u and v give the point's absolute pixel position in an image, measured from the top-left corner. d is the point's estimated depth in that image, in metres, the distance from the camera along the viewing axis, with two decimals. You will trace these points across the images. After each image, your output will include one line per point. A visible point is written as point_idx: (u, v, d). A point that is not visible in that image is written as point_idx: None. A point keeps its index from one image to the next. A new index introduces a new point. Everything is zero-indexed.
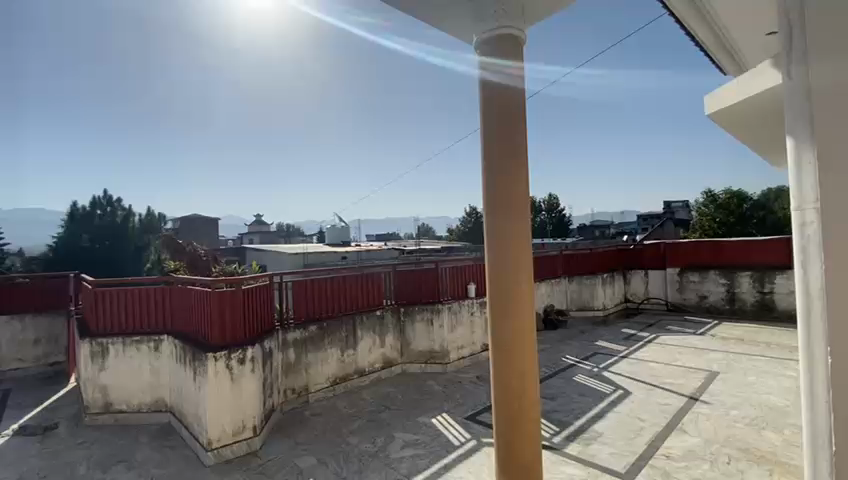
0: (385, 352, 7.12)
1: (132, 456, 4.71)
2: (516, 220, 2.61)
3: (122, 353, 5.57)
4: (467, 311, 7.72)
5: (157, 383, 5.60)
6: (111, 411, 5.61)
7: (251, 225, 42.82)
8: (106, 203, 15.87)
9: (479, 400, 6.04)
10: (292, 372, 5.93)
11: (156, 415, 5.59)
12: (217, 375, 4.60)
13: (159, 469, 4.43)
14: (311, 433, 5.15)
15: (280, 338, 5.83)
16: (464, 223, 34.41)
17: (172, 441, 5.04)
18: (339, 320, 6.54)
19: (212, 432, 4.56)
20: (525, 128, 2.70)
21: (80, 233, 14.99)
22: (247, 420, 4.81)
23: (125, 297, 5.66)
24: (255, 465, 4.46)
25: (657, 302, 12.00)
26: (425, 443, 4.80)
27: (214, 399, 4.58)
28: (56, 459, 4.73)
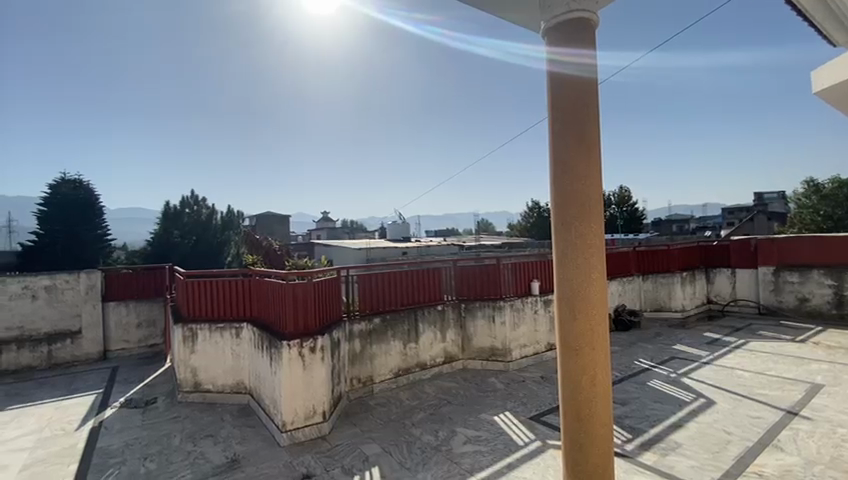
0: (446, 346, 7.16)
1: (218, 432, 5.17)
2: (586, 216, 2.46)
3: (209, 338, 6.13)
4: (531, 308, 7.51)
5: (237, 368, 6.08)
6: (200, 390, 6.21)
7: (318, 222, 45.11)
8: (193, 203, 17.69)
9: (543, 400, 5.86)
10: (357, 362, 6.18)
11: (237, 396, 6.09)
12: (291, 362, 4.89)
13: (240, 445, 4.82)
14: (376, 422, 5.32)
15: (347, 328, 6.09)
16: (527, 218, 33.47)
17: (251, 421, 5.46)
18: (401, 313, 6.67)
19: (286, 414, 4.86)
20: (597, 119, 2.54)
21: (172, 230, 16.75)
22: (317, 406, 5.06)
23: (210, 288, 6.21)
24: (324, 449, 4.70)
25: (746, 304, 10.86)
26: (487, 440, 4.76)
27: (288, 384, 4.88)
28: (156, 430, 5.33)
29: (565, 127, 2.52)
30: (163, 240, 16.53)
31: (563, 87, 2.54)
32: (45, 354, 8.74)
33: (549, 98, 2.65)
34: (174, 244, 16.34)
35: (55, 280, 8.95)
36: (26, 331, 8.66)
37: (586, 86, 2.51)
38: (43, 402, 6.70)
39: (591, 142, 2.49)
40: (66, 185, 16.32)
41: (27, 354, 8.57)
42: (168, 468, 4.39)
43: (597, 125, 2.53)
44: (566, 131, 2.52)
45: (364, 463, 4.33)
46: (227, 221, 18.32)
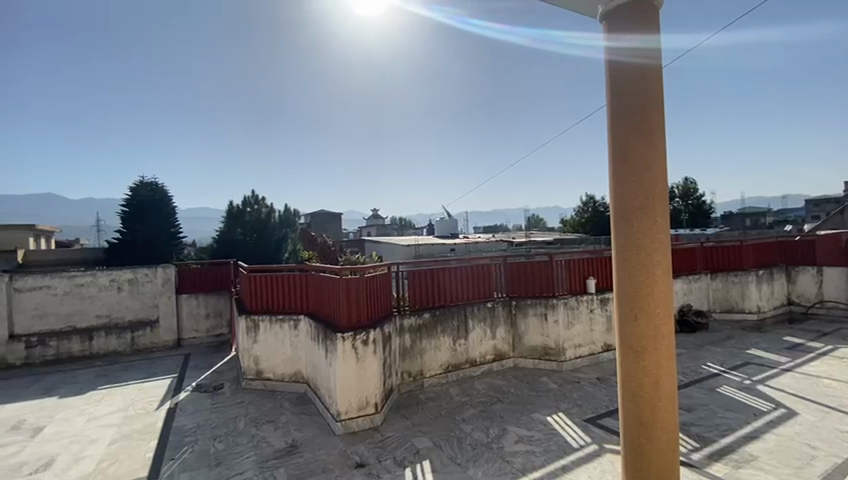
0: (497, 344, 7.07)
1: (278, 418, 5.47)
2: (649, 210, 2.32)
3: (269, 328, 6.48)
4: (586, 307, 7.21)
5: (295, 358, 6.39)
6: (262, 377, 6.60)
7: (368, 219, 46.24)
8: (253, 203, 18.75)
9: (600, 403, 5.62)
10: (408, 356, 6.27)
11: (294, 385, 6.40)
12: (345, 354, 5.05)
13: (298, 431, 5.06)
14: (427, 416, 5.38)
15: (398, 323, 6.20)
16: (580, 213, 32.18)
17: (308, 409, 5.72)
18: (451, 309, 6.67)
19: (341, 404, 5.04)
20: (661, 105, 2.38)
21: (235, 228, 17.90)
22: (370, 397, 5.20)
23: (271, 282, 6.57)
24: (376, 439, 4.83)
25: (835, 307, 9.73)
26: (540, 440, 4.65)
27: (343, 375, 5.05)
28: (223, 413, 5.74)
29: (625, 120, 2.38)
30: (228, 237, 17.70)
31: (622, 78, 2.41)
32: (129, 340, 9.66)
33: (608, 90, 2.53)
34: (237, 242, 17.46)
35: (136, 274, 9.86)
36: (113, 318, 9.62)
37: (648, 74, 2.37)
38: (128, 383, 7.44)
39: (654, 136, 2.34)
40: (144, 188, 17.93)
41: (114, 339, 9.53)
42: (234, 449, 4.70)
43: (660, 113, 2.38)
44: (625, 121, 2.39)
45: (416, 456, 4.40)
46: (285, 219, 19.29)
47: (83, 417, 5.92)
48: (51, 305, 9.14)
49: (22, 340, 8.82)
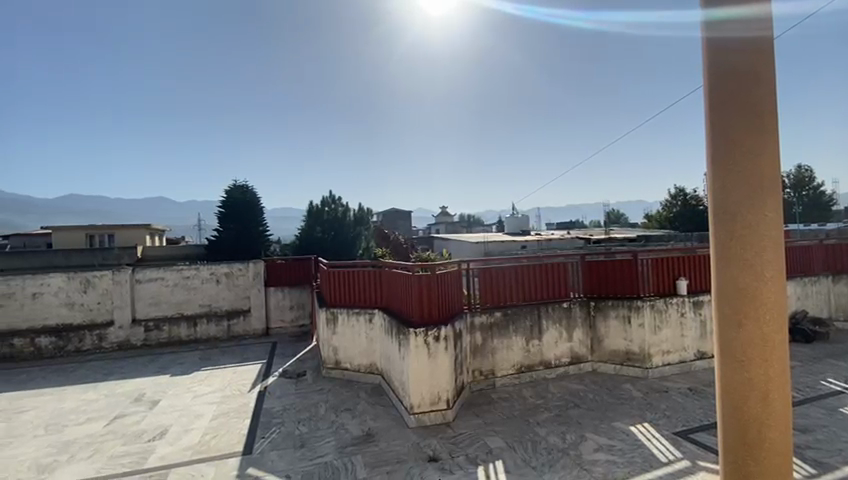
0: (573, 346, 6.76)
1: (355, 407, 5.74)
2: (756, 203, 2.05)
3: (346, 321, 6.83)
4: (676, 310, 6.60)
5: (370, 350, 6.65)
6: (340, 367, 6.98)
7: (438, 216, 46.70)
8: (331, 203, 19.89)
9: (692, 415, 5.11)
10: (479, 354, 6.23)
11: (370, 376, 6.66)
12: (417, 349, 5.16)
13: (373, 421, 5.27)
14: (499, 415, 5.31)
15: (469, 320, 6.18)
16: (667, 208, 29.52)
17: (383, 400, 5.92)
18: (524, 308, 6.49)
19: (414, 398, 5.15)
20: (770, 84, 2.10)
21: (315, 227, 19.12)
22: (442, 393, 5.24)
23: (347, 277, 6.92)
24: (448, 435, 4.86)
25: None
26: (622, 451, 4.36)
27: (415, 369, 5.16)
28: (306, 399, 6.15)
29: (728, 102, 2.11)
30: (308, 234, 18.91)
31: (724, 56, 2.15)
32: (226, 327, 10.75)
33: (705, 71, 2.26)
34: (317, 239, 18.55)
35: (232, 268, 10.93)
36: (212, 308, 10.76)
37: (754, 48, 2.10)
38: (226, 366, 8.29)
39: (765, 121, 2.06)
40: (237, 191, 19.78)
41: (214, 326, 10.66)
42: (316, 433, 5.02)
43: (771, 93, 2.09)
44: (726, 104, 2.12)
45: (488, 456, 4.35)
46: (359, 217, 20.07)
47: (189, 394, 6.72)
48: (164, 295, 10.47)
49: (142, 324, 10.21)
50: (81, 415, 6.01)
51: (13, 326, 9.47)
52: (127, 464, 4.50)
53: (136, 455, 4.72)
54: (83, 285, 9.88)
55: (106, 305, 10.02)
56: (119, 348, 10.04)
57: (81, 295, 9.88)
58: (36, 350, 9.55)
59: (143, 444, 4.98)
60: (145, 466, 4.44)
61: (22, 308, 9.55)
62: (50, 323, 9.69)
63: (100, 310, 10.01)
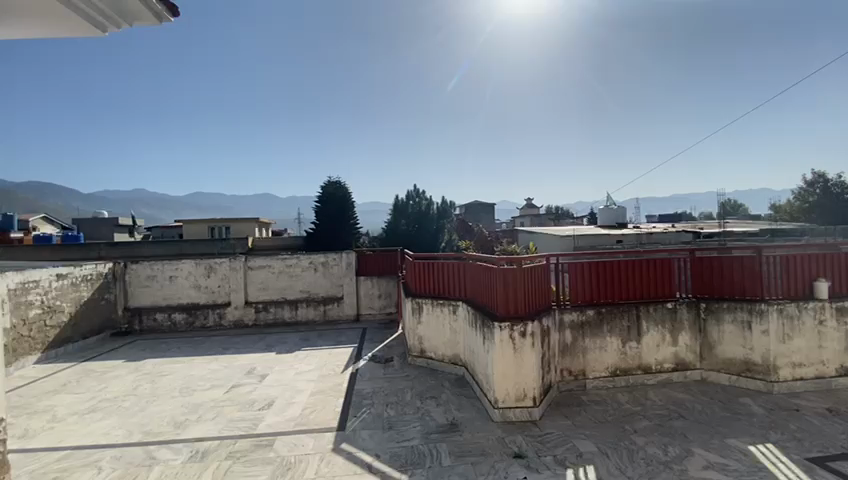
0: (678, 352, 6.11)
1: (440, 396, 5.85)
2: None
3: (431, 311, 6.97)
4: (812, 316, 5.61)
5: (454, 341, 6.69)
6: (425, 356, 7.16)
7: (523, 209, 45.43)
8: (415, 196, 21.54)
9: (832, 441, 4.33)
10: (569, 354, 5.93)
11: (454, 368, 6.71)
12: (502, 344, 5.09)
13: (458, 411, 5.32)
14: (591, 419, 5.02)
15: (557, 317, 5.91)
16: (801, 198, 25.13)
17: (467, 392, 5.95)
18: (620, 308, 6.03)
19: (498, 393, 5.09)
20: None
21: (399, 219, 20.73)
22: (528, 390, 5.10)
23: (432, 268, 7.05)
24: (535, 433, 4.73)
25: None
26: (739, 472, 3.85)
27: (500, 364, 5.09)
28: (394, 384, 6.41)
29: None
30: (396, 228, 20.29)
31: None
32: (322, 311, 11.67)
33: None
34: (403, 231, 19.92)
35: (327, 258, 11.76)
36: (311, 294, 11.72)
37: None
38: (322, 347, 9.00)
39: None
40: (330, 187, 21.26)
41: (312, 310, 11.63)
42: (403, 417, 5.22)
43: None
44: None
45: (578, 459, 4.15)
46: (442, 210, 21.47)
47: (292, 371, 7.42)
48: (271, 281, 11.65)
49: (253, 305, 11.50)
50: (206, 382, 6.98)
51: (156, 303, 11.29)
52: (242, 427, 5.12)
53: (249, 420, 5.35)
54: (207, 270, 11.40)
55: (225, 288, 11.45)
56: (235, 326, 11.44)
57: (206, 279, 11.41)
58: (173, 324, 11.30)
59: (255, 412, 5.62)
60: (256, 431, 5.00)
61: (162, 288, 11.31)
62: (182, 302, 11.37)
63: (220, 292, 11.47)
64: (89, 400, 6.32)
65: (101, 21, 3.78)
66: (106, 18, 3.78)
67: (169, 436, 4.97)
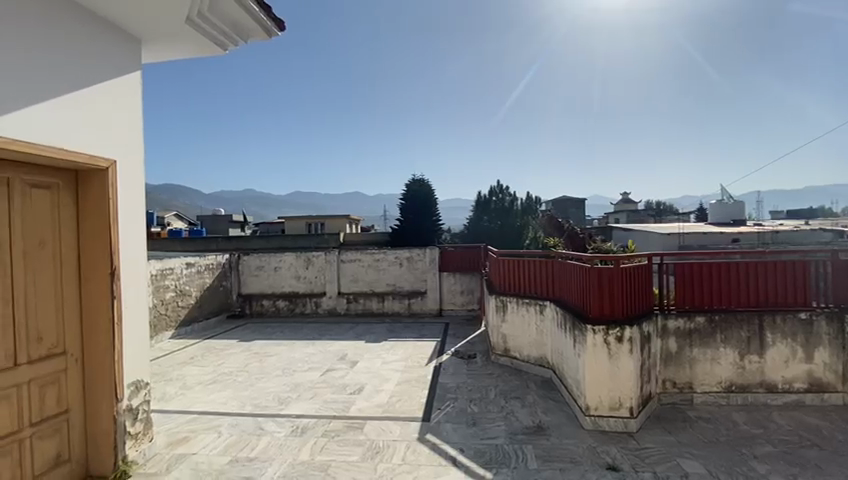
0: (813, 370, 5.21)
1: (525, 397, 5.69)
2: None
3: (517, 310, 6.80)
4: None
5: (540, 342, 6.45)
6: (509, 355, 7.02)
7: (618, 205, 42.31)
8: (498, 192, 20.91)
9: None
10: (673, 364, 5.38)
11: (540, 369, 6.47)
12: (596, 347, 4.78)
13: (545, 415, 5.12)
14: (699, 437, 4.50)
15: (660, 323, 5.37)
16: None
17: (554, 395, 5.70)
18: (737, 316, 5.30)
19: (590, 399, 4.81)
20: None
21: (482, 216, 20.81)
22: (624, 400, 4.74)
23: (519, 266, 6.87)
24: (631, 446, 4.38)
25: None
26: None
27: (593, 369, 4.80)
28: (477, 381, 6.38)
29: None
30: (478, 225, 20.65)
31: None
32: (407, 304, 12.05)
33: None
34: (485, 228, 20.21)
35: (412, 253, 12.09)
36: (397, 287, 12.16)
37: None
38: (407, 339, 9.28)
39: None
40: (415, 184, 21.77)
41: (398, 303, 12.07)
42: (487, 415, 5.18)
43: None
44: None
45: None
46: (527, 206, 20.84)
47: (379, 360, 7.78)
48: (361, 274, 12.30)
49: (345, 296, 12.28)
50: (305, 364, 7.62)
51: (263, 291, 12.61)
52: (335, 409, 5.50)
53: (342, 403, 5.73)
54: (306, 262, 12.43)
55: (321, 279, 12.38)
56: (328, 314, 12.32)
57: (304, 270, 12.45)
58: (276, 309, 12.53)
59: (346, 395, 6.01)
60: (348, 414, 5.33)
61: (268, 277, 12.59)
62: (284, 290, 12.54)
63: (316, 282, 12.42)
64: (211, 372, 7.28)
65: (223, 42, 4.30)
66: (226, 37, 4.27)
67: (274, 410, 5.53)
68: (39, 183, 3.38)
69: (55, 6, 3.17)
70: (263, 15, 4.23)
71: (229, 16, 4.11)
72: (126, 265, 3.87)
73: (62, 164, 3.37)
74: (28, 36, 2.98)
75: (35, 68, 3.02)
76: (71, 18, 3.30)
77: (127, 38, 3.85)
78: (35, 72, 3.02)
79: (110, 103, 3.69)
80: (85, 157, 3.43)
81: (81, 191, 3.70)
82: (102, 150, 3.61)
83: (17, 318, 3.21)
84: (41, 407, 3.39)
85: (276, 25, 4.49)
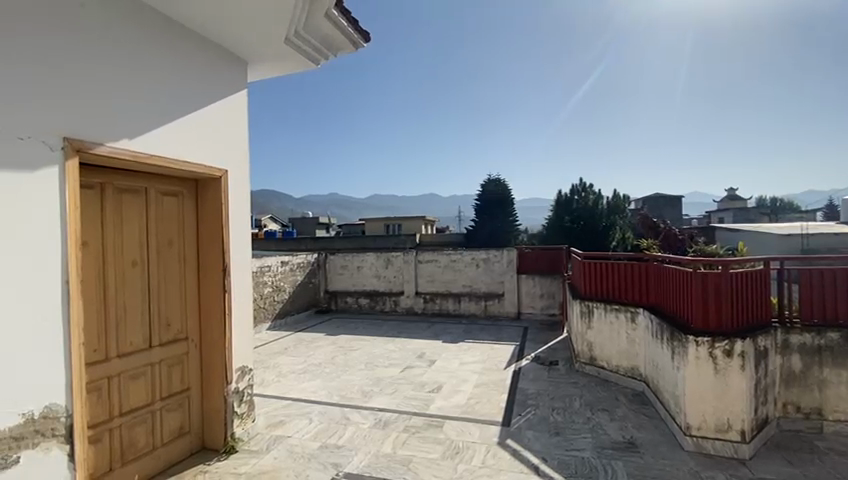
0: None
1: (614, 410, 5.32)
2: None
3: (604, 316, 6.39)
4: None
5: (631, 352, 5.99)
6: (595, 364, 6.62)
7: (723, 203, 37.76)
8: (581, 191, 19.96)
9: None
10: (797, 385, 4.66)
11: (630, 381, 6.00)
12: (699, 361, 4.32)
13: (637, 431, 4.75)
14: (832, 473, 3.84)
15: (780, 337, 4.69)
16: None
17: (648, 411, 5.26)
18: None
19: (691, 417, 4.35)
20: None
21: (563, 217, 19.68)
22: (733, 421, 4.22)
23: (607, 270, 6.45)
24: (742, 475, 3.88)
25: None
26: None
27: (695, 384, 4.35)
28: (560, 389, 6.11)
29: None
30: (558, 225, 19.69)
31: None
32: (484, 306, 11.94)
33: None
34: (567, 228, 19.09)
35: (489, 254, 11.93)
36: (473, 288, 12.10)
37: None
38: (484, 341, 9.20)
39: None
40: (491, 184, 21.41)
41: (474, 304, 12.02)
42: (572, 425, 4.93)
43: None
44: None
45: None
46: (614, 206, 19.49)
47: (457, 360, 7.81)
48: (437, 274, 12.45)
49: (422, 295, 12.52)
50: (386, 360, 7.93)
51: (346, 288, 13.35)
52: (415, 406, 5.64)
53: (422, 400, 5.86)
54: (385, 262, 12.90)
55: (399, 278, 12.77)
56: (406, 313, 12.67)
57: (384, 270, 12.93)
58: (359, 306, 13.19)
59: (426, 393, 6.12)
60: (427, 412, 5.43)
61: (351, 276, 13.29)
62: (366, 288, 13.15)
63: (395, 282, 12.83)
64: (303, 362, 7.89)
65: (316, 57, 4.65)
66: (317, 51, 4.60)
67: (358, 402, 5.83)
68: (169, 191, 3.94)
69: (179, 39, 3.69)
70: (350, 28, 4.52)
71: (320, 32, 4.43)
72: (235, 264, 4.33)
73: (186, 174, 3.88)
74: (159, 66, 3.51)
75: (164, 92, 3.53)
76: (190, 47, 3.80)
77: (235, 60, 4.34)
78: (164, 96, 3.54)
79: (223, 119, 4.17)
80: (203, 168, 3.91)
81: (200, 198, 4.23)
82: (216, 160, 4.09)
83: (152, 308, 3.77)
84: (169, 385, 3.94)
85: (361, 36, 4.75)
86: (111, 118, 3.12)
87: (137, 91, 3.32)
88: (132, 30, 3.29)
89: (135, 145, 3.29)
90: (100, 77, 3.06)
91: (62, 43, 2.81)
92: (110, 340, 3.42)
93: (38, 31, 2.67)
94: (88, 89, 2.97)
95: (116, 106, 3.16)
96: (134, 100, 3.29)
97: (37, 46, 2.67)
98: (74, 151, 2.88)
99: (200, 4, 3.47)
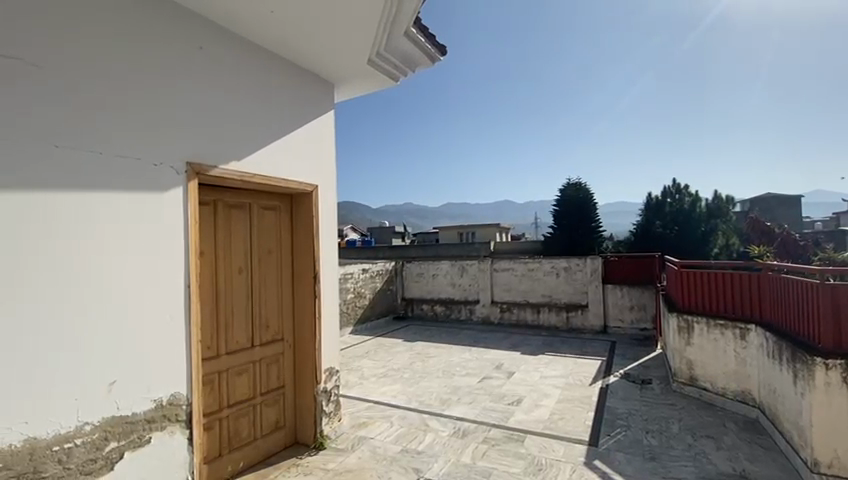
0: None
1: (720, 437, 4.74)
2: None
3: (707, 332, 5.75)
4: None
5: (742, 373, 5.31)
6: (696, 385, 5.96)
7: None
8: (675, 192, 18.47)
9: None
10: None
11: (740, 406, 5.32)
12: (829, 388, 3.70)
13: (751, 463, 4.18)
14: None
15: None
16: None
17: (763, 441, 4.61)
18: None
19: (820, 452, 3.73)
20: None
21: (655, 222, 17.91)
22: None
23: (710, 281, 5.81)
24: None
25: None
26: None
27: (824, 414, 3.73)
28: (654, 410, 5.60)
29: None
30: (648, 229, 17.93)
31: None
32: (565, 318, 11.39)
33: None
34: (659, 233, 17.37)
35: (570, 263, 11.39)
36: (553, 298, 11.61)
37: None
38: (567, 355, 8.77)
39: None
40: (571, 188, 20.57)
41: (554, 315, 11.53)
42: (670, 451, 4.50)
43: None
44: None
45: None
46: (714, 208, 17.77)
47: (537, 373, 7.53)
48: (514, 283, 12.16)
49: (499, 305, 12.31)
50: (464, 369, 7.90)
51: (422, 296, 13.59)
52: (495, 417, 5.54)
53: (501, 412, 5.74)
54: (460, 270, 12.92)
55: (475, 287, 12.70)
56: (483, 322, 12.54)
57: (459, 278, 12.96)
58: (434, 314, 13.35)
59: (505, 405, 5.99)
60: (507, 424, 5.31)
61: (427, 283, 13.51)
62: (442, 296, 13.27)
63: (470, 290, 12.79)
64: (383, 367, 8.16)
65: (396, 75, 4.88)
66: (396, 69, 4.82)
67: (437, 409, 5.88)
68: (269, 206, 4.36)
69: (277, 69, 4.10)
70: (428, 44, 4.67)
71: (400, 51, 4.66)
72: (324, 272, 4.66)
73: (283, 190, 4.27)
74: (261, 94, 3.92)
75: (265, 116, 3.95)
76: (287, 75, 4.21)
77: (324, 83, 4.72)
78: (265, 120, 3.95)
79: (313, 138, 4.54)
80: (297, 184, 4.28)
81: (294, 211, 4.62)
82: (308, 177, 4.45)
83: (255, 311, 4.19)
84: (268, 381, 4.33)
85: (438, 51, 4.88)
86: (223, 143, 3.55)
87: (243, 118, 3.74)
88: (233, 62, 3.66)
89: (242, 166, 3.71)
90: (213, 107, 3.48)
91: (183, 80, 3.26)
92: (221, 339, 3.86)
93: (144, 66, 3.01)
94: (204, 119, 3.41)
95: (226, 132, 3.59)
96: (242, 126, 3.72)
97: (169, 85, 3.16)
98: (195, 173, 3.33)
99: (295, 36, 3.84)
